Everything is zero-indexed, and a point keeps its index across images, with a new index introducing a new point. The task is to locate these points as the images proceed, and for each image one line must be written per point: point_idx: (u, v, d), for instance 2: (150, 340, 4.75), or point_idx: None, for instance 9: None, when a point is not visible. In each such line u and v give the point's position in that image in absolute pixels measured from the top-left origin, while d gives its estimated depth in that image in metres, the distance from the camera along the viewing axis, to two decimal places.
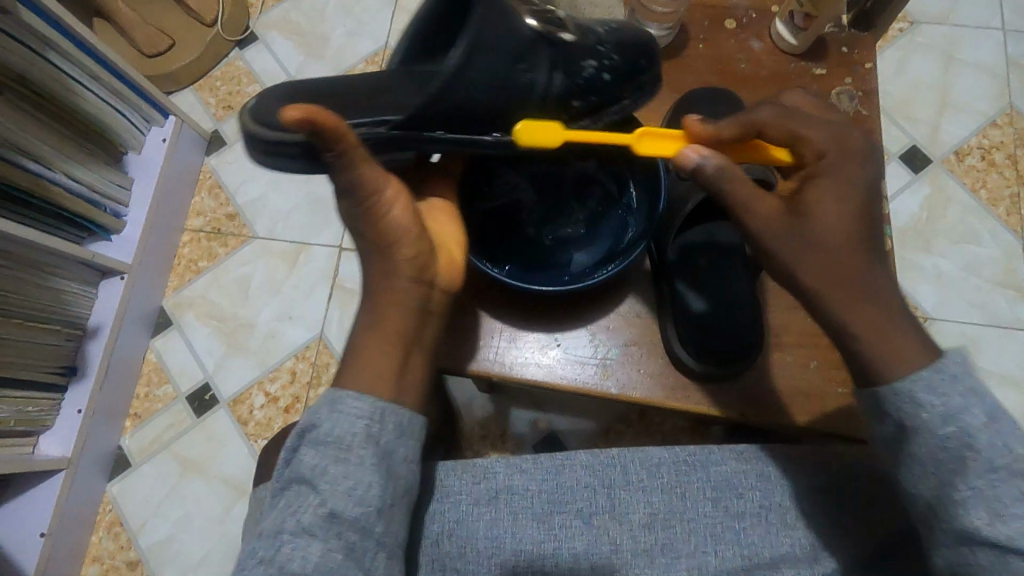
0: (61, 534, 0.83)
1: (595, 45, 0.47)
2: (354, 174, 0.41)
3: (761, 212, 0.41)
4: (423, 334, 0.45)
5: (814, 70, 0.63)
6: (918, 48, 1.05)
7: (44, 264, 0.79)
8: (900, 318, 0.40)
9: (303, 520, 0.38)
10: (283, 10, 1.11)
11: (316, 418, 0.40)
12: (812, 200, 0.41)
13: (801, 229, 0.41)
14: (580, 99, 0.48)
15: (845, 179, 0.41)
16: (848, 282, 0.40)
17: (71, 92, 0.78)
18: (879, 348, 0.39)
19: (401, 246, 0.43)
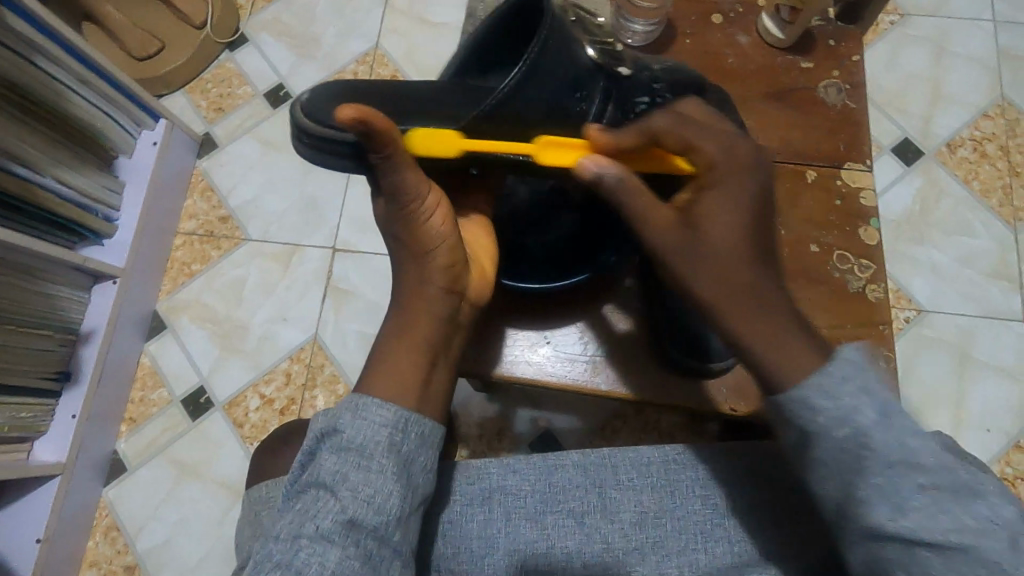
0: (57, 539, 0.83)
1: (651, 83, 0.50)
2: (402, 177, 0.43)
3: (657, 220, 0.40)
4: (453, 343, 0.46)
5: (802, 63, 0.63)
6: (910, 40, 1.05)
7: (35, 270, 0.79)
8: (798, 330, 0.39)
9: (321, 525, 0.37)
10: (273, 11, 1.10)
11: (338, 422, 0.40)
12: (705, 210, 0.40)
13: (686, 239, 0.40)
14: (613, 125, 0.49)
15: (735, 186, 0.40)
16: (739, 293, 0.39)
17: (60, 96, 0.78)
18: (775, 358, 0.38)
19: (437, 255, 0.45)
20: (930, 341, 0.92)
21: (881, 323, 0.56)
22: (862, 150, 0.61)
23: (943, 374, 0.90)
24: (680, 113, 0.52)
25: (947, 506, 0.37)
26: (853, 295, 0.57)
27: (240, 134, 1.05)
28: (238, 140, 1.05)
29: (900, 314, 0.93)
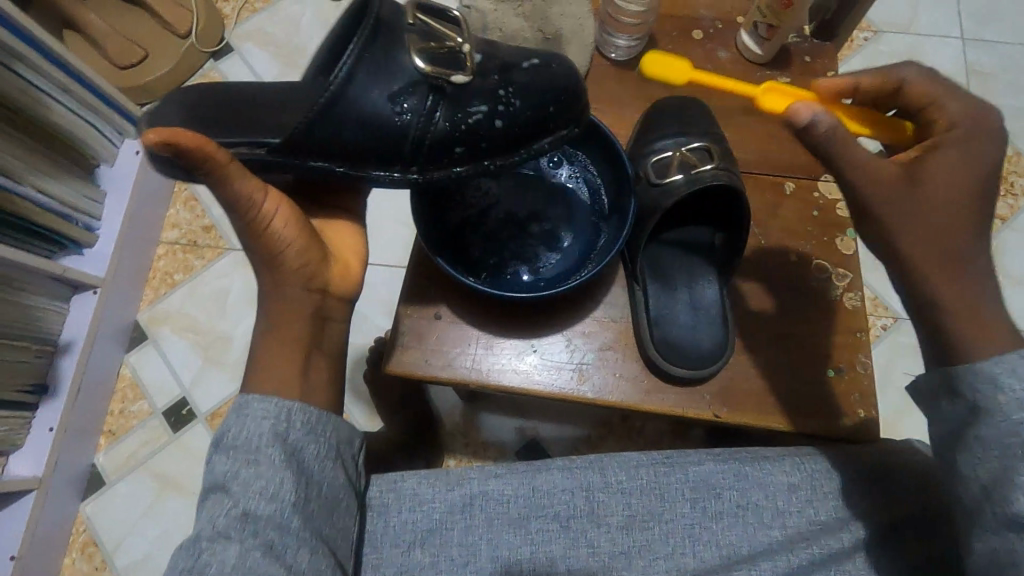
0: (33, 556, 0.81)
1: (494, 90, 0.45)
2: (230, 192, 0.43)
3: (863, 173, 0.44)
4: (325, 338, 0.50)
5: (779, 79, 0.65)
6: (883, 56, 1.08)
7: (14, 280, 0.77)
8: (988, 297, 0.42)
9: (219, 524, 0.39)
10: (258, 22, 1.10)
11: (225, 427, 0.43)
12: (933, 171, 0.43)
13: (914, 198, 0.43)
14: (464, 143, 0.45)
15: (973, 149, 0.43)
16: (948, 257, 0.43)
17: (41, 105, 0.77)
18: (969, 325, 0.41)
19: (289, 257, 0.47)
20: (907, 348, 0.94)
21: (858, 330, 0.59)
22: None
23: None
24: (529, 125, 0.47)
25: None
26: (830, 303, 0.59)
27: None
28: None
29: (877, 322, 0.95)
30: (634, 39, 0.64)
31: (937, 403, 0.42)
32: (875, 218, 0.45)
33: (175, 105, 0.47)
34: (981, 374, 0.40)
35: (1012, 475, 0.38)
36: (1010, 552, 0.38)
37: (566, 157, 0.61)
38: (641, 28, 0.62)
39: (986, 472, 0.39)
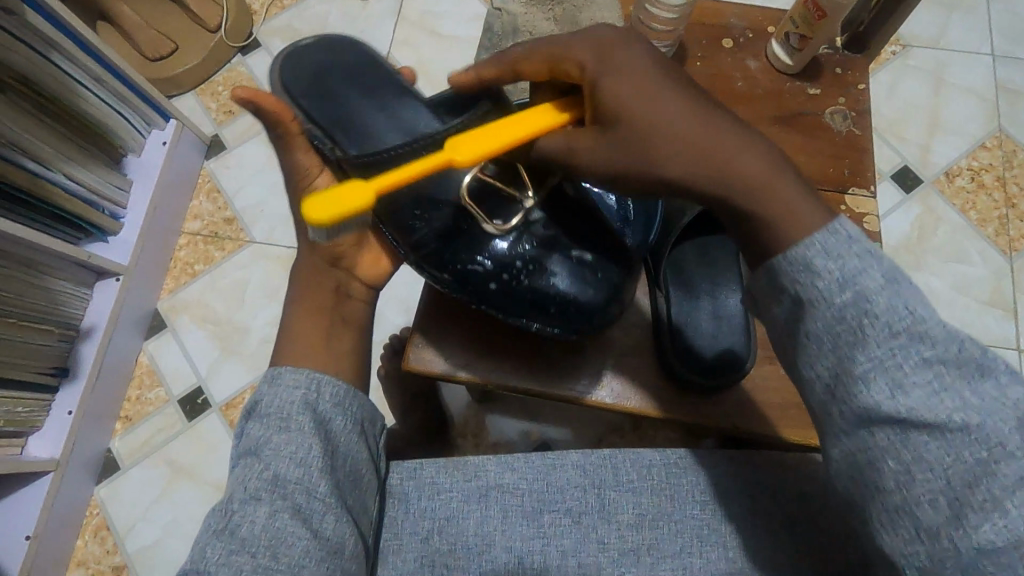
0: (47, 536, 0.82)
1: (514, 256, 0.49)
2: (291, 158, 0.48)
3: (558, 128, 0.41)
4: (351, 315, 0.51)
5: (809, 90, 0.65)
6: (910, 71, 1.07)
7: (40, 264, 0.79)
8: (778, 167, 0.36)
9: (250, 487, 0.39)
10: (286, 19, 1.12)
11: (257, 396, 0.43)
12: (609, 101, 0.37)
13: (618, 136, 0.37)
14: (448, 273, 0.50)
15: (619, 64, 0.38)
16: (698, 157, 0.36)
17: (74, 94, 0.79)
18: (768, 211, 0.35)
19: (325, 229, 0.50)
20: None
21: None
22: (867, 176, 0.62)
23: None
24: (522, 300, 0.50)
25: (875, 388, 0.32)
26: None
27: (249, 137, 1.06)
28: (246, 144, 1.05)
29: None
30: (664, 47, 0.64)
31: (764, 307, 0.37)
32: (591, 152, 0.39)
33: (321, 50, 0.54)
34: (795, 262, 0.34)
35: (851, 367, 0.33)
36: (867, 456, 0.33)
37: None
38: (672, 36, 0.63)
39: (824, 370, 0.34)
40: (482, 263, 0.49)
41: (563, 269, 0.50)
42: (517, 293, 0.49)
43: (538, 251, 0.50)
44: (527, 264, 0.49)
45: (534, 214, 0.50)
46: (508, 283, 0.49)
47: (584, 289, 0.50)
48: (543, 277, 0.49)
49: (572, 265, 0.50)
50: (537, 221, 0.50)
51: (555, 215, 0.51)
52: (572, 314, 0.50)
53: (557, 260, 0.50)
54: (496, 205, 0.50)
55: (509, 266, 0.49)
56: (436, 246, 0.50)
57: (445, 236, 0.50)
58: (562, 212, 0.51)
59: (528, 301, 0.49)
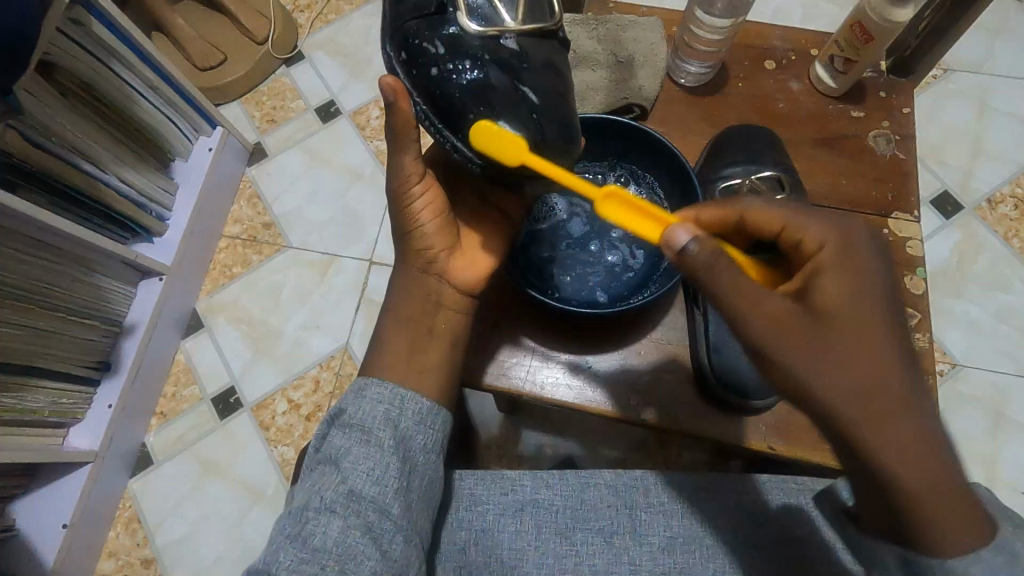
0: (81, 526, 0.84)
1: (489, 72, 0.43)
2: (396, 162, 0.48)
3: (779, 325, 0.34)
4: (440, 324, 0.49)
5: (852, 112, 0.64)
6: (951, 95, 1.05)
7: (91, 262, 0.82)
8: (957, 478, 0.33)
9: (325, 497, 0.40)
10: (330, 32, 1.15)
11: (343, 405, 0.45)
12: (832, 305, 0.35)
13: (823, 347, 0.34)
14: (432, 79, 0.44)
15: (852, 280, 0.35)
16: (893, 419, 0.33)
17: (130, 100, 0.83)
18: (931, 508, 0.33)
19: (421, 237, 0.50)
20: (963, 398, 0.91)
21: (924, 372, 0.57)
22: (909, 201, 0.62)
23: (977, 432, 0.89)
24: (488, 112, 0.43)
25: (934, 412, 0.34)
26: None
27: (290, 146, 1.09)
28: (287, 151, 1.09)
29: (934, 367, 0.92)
30: (706, 67, 0.64)
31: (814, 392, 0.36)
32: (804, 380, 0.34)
33: None
34: (953, 571, 0.34)
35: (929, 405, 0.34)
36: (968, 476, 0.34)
37: (632, 177, 0.61)
38: (715, 57, 0.63)
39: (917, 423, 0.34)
40: (435, 48, 0.43)
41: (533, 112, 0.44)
42: (445, 98, 0.44)
43: (494, 76, 0.43)
44: (472, 76, 0.43)
45: (509, 39, 0.43)
46: (441, 84, 0.43)
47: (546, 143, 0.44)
48: (478, 96, 0.43)
49: (513, 107, 0.43)
50: (511, 41, 0.43)
51: (533, 59, 0.44)
52: (482, 143, 0.43)
53: (502, 91, 0.43)
54: (484, 7, 0.43)
55: (457, 61, 0.43)
56: (412, 23, 0.44)
57: (425, 15, 0.43)
58: (540, 65, 0.44)
59: (450, 104, 0.44)
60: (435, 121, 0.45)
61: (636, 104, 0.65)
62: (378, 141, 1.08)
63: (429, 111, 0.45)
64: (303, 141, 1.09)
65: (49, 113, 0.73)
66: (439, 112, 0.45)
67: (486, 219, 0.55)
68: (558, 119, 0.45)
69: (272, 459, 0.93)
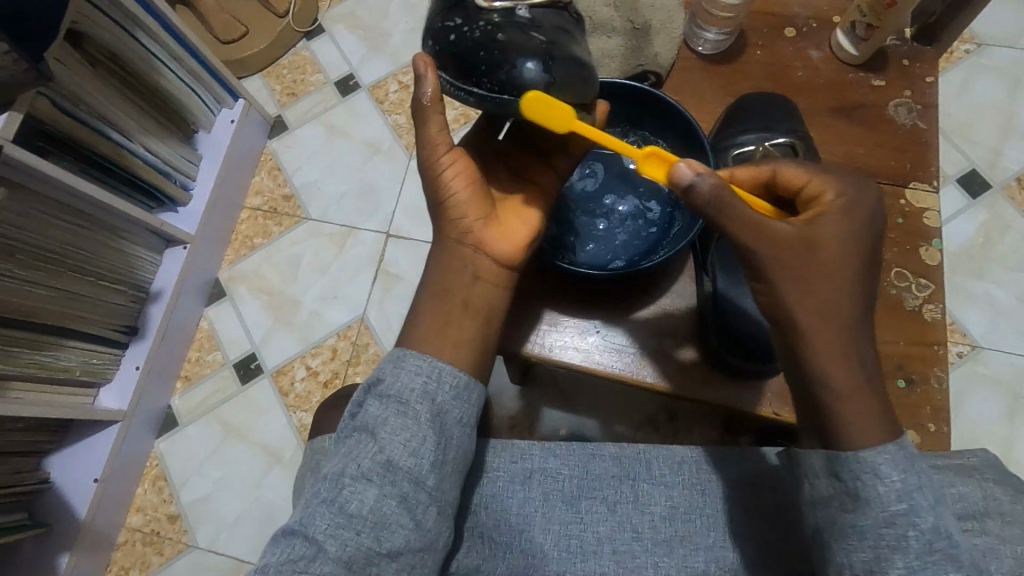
0: (111, 481, 0.89)
1: (502, 28, 0.42)
2: (422, 129, 0.47)
3: (772, 237, 0.39)
4: (476, 299, 0.46)
5: (872, 81, 0.63)
6: (983, 71, 1.02)
7: (118, 229, 0.84)
8: (876, 390, 0.38)
9: (361, 466, 0.40)
10: (349, 5, 1.15)
11: (381, 374, 0.44)
12: (827, 239, 0.39)
13: (806, 261, 0.39)
14: (451, 47, 0.43)
15: (849, 222, 0.40)
16: (831, 325, 0.38)
17: (154, 71, 0.84)
18: (847, 407, 0.38)
19: (454, 206, 0.47)
20: (980, 379, 0.89)
21: (936, 343, 0.57)
22: (928, 171, 0.61)
23: (994, 414, 0.88)
24: (506, 55, 0.42)
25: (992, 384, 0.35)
26: (907, 313, 0.57)
27: (309, 119, 1.10)
28: (307, 124, 1.10)
29: (952, 348, 0.90)
30: (723, 34, 0.63)
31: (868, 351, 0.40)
32: (770, 282, 0.39)
33: None
34: (864, 464, 0.37)
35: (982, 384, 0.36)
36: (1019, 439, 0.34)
37: (645, 144, 0.61)
38: (731, 23, 0.62)
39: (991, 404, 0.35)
40: (455, 22, 0.43)
41: (544, 51, 0.42)
42: (465, 54, 0.42)
43: (507, 27, 0.43)
44: (487, 29, 0.42)
45: (521, 9, 0.44)
46: (460, 42, 0.43)
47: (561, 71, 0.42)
48: (494, 43, 0.42)
49: (527, 46, 0.42)
50: (522, 8, 0.44)
51: (545, 23, 0.44)
52: (507, 81, 0.42)
53: (515, 38, 0.42)
54: None
55: (473, 21, 0.43)
56: (435, 15, 0.45)
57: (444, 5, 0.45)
58: (551, 27, 0.44)
59: (471, 58, 0.42)
60: (459, 84, 0.43)
61: (651, 72, 0.64)
62: (396, 114, 1.09)
63: (454, 78, 0.43)
64: (323, 114, 1.10)
65: (78, 82, 0.74)
66: (459, 71, 0.43)
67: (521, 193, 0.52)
68: (567, 55, 0.43)
69: (290, 424, 0.96)
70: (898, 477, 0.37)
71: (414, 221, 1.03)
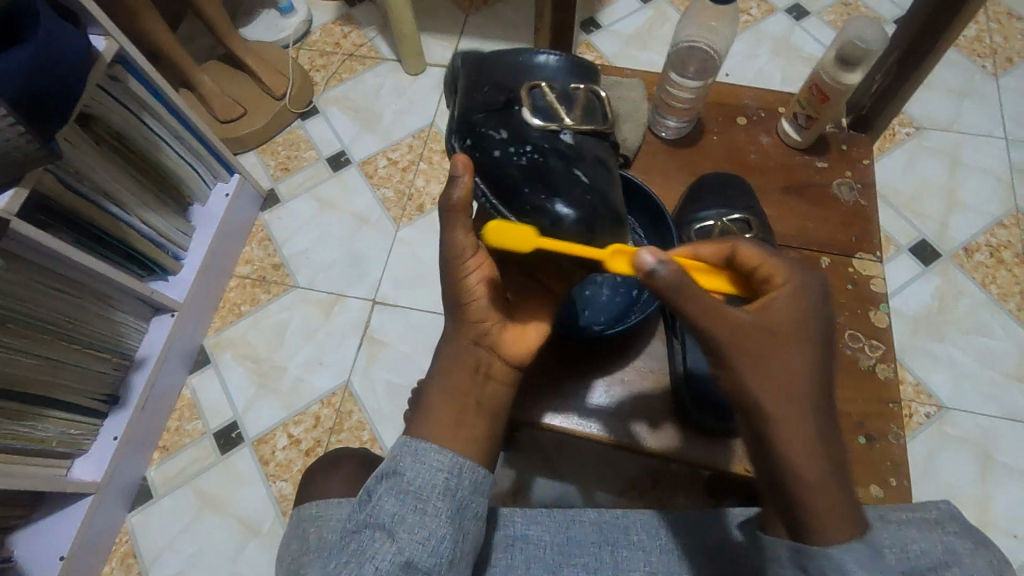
0: (77, 560, 0.85)
1: (544, 157, 0.49)
2: (450, 233, 0.47)
3: (731, 326, 0.41)
4: (489, 400, 0.48)
5: (817, 163, 0.70)
6: (924, 150, 1.12)
7: (109, 298, 0.86)
8: (839, 481, 0.40)
9: (381, 568, 0.40)
10: (343, 89, 1.24)
11: (397, 465, 0.43)
12: (783, 326, 0.42)
13: (765, 351, 0.41)
14: (499, 162, 0.49)
15: (800, 307, 0.43)
16: (793, 412, 0.40)
17: (157, 149, 0.89)
18: (818, 499, 0.40)
19: (475, 310, 0.49)
20: (949, 439, 0.92)
21: (891, 401, 0.60)
22: (873, 243, 0.66)
23: (966, 473, 0.90)
24: (544, 182, 0.48)
25: None
26: (862, 372, 0.61)
27: (301, 192, 1.15)
28: (298, 197, 1.15)
29: (919, 409, 0.94)
30: (683, 121, 0.70)
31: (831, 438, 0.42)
32: (734, 371, 0.41)
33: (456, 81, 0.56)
34: (828, 560, 0.39)
35: None
36: None
37: None
38: (691, 113, 0.69)
39: None
40: (503, 138, 0.50)
41: (579, 185, 0.49)
42: (510, 173, 0.49)
43: (551, 158, 0.49)
44: (534, 153, 0.49)
45: (565, 137, 0.51)
46: (507, 160, 0.49)
47: (590, 206, 0.48)
48: (541, 169, 0.49)
49: (566, 182, 0.49)
50: (566, 141, 0.51)
51: (586, 152, 0.51)
52: (549, 209, 0.47)
53: (558, 171, 0.49)
54: (549, 114, 0.51)
55: (520, 142, 0.50)
56: (482, 122, 0.51)
57: (493, 116, 0.51)
58: (592, 158, 0.51)
59: (515, 177, 0.48)
60: (495, 196, 0.49)
61: (620, 153, 0.71)
62: (384, 188, 1.15)
63: (493, 190, 0.49)
64: (315, 187, 1.16)
65: (85, 159, 0.78)
66: (497, 188, 0.49)
67: (533, 295, 0.56)
68: (599, 193, 0.50)
69: (269, 494, 0.94)
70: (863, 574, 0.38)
71: (401, 289, 1.07)
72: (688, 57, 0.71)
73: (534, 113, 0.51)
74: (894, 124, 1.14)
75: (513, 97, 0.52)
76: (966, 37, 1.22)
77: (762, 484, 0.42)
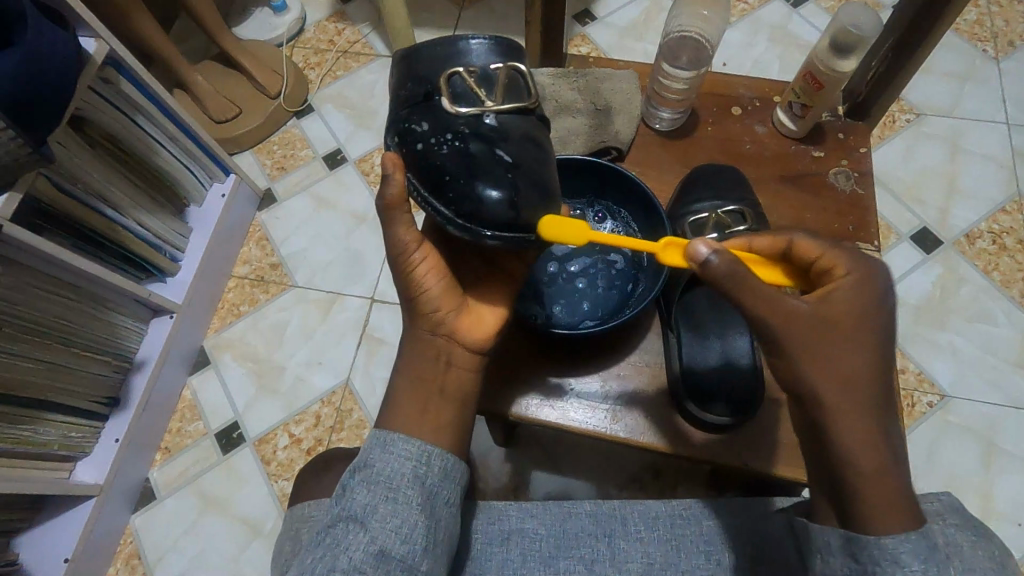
0: (82, 562, 0.85)
1: (466, 148, 0.47)
2: (390, 231, 0.48)
3: (791, 317, 0.40)
4: (451, 387, 0.49)
5: (813, 152, 0.69)
6: (924, 137, 1.11)
7: (105, 300, 0.86)
8: (900, 473, 0.40)
9: (354, 558, 0.39)
10: (338, 86, 1.23)
11: (368, 458, 0.44)
12: (843, 317, 0.41)
13: (826, 342, 0.40)
14: (422, 158, 0.48)
15: (864, 298, 0.41)
16: (850, 403, 0.40)
17: (150, 150, 0.89)
18: (875, 490, 0.39)
19: (427, 300, 0.50)
20: (952, 428, 0.92)
21: None
22: (870, 232, 0.66)
23: (970, 462, 0.90)
24: (469, 175, 0.47)
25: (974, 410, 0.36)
26: None
27: (297, 191, 1.15)
28: (295, 196, 1.15)
29: (921, 398, 0.93)
30: (677, 112, 0.69)
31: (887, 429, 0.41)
32: (791, 361, 0.41)
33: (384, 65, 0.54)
34: (883, 551, 0.38)
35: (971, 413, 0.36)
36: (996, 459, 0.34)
37: (608, 212, 0.66)
38: (684, 104, 0.68)
39: None
40: (426, 132, 0.48)
41: (505, 172, 0.47)
42: (434, 168, 0.47)
43: (473, 147, 0.47)
44: (456, 143, 0.47)
45: (488, 121, 0.48)
46: (429, 155, 0.48)
47: (517, 194, 0.47)
48: (464, 161, 0.47)
49: (489, 172, 0.47)
50: (490, 125, 0.48)
51: (510, 132, 0.48)
52: (472, 206, 0.46)
53: (482, 160, 0.47)
54: (469, 98, 0.48)
55: (442, 133, 0.48)
56: (405, 113, 0.49)
57: (416, 105, 0.49)
58: (518, 136, 0.49)
59: (438, 173, 0.47)
60: (425, 193, 0.48)
61: (614, 147, 0.71)
62: (381, 185, 1.14)
63: (421, 186, 0.48)
64: (311, 186, 1.15)
65: (77, 161, 0.78)
66: (427, 182, 0.48)
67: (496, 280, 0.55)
68: (529, 176, 0.48)
69: (271, 493, 0.95)
70: (918, 567, 0.37)
71: None
72: (680, 47, 0.70)
73: (454, 99, 0.48)
74: (894, 111, 1.13)
75: (433, 82, 0.49)
76: (967, 22, 1.20)
77: (817, 473, 0.42)
